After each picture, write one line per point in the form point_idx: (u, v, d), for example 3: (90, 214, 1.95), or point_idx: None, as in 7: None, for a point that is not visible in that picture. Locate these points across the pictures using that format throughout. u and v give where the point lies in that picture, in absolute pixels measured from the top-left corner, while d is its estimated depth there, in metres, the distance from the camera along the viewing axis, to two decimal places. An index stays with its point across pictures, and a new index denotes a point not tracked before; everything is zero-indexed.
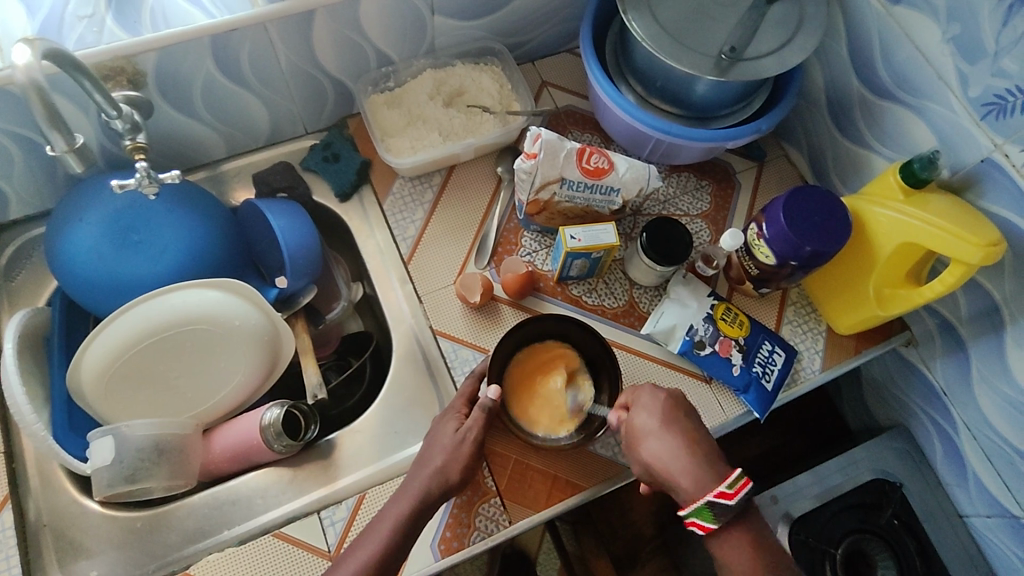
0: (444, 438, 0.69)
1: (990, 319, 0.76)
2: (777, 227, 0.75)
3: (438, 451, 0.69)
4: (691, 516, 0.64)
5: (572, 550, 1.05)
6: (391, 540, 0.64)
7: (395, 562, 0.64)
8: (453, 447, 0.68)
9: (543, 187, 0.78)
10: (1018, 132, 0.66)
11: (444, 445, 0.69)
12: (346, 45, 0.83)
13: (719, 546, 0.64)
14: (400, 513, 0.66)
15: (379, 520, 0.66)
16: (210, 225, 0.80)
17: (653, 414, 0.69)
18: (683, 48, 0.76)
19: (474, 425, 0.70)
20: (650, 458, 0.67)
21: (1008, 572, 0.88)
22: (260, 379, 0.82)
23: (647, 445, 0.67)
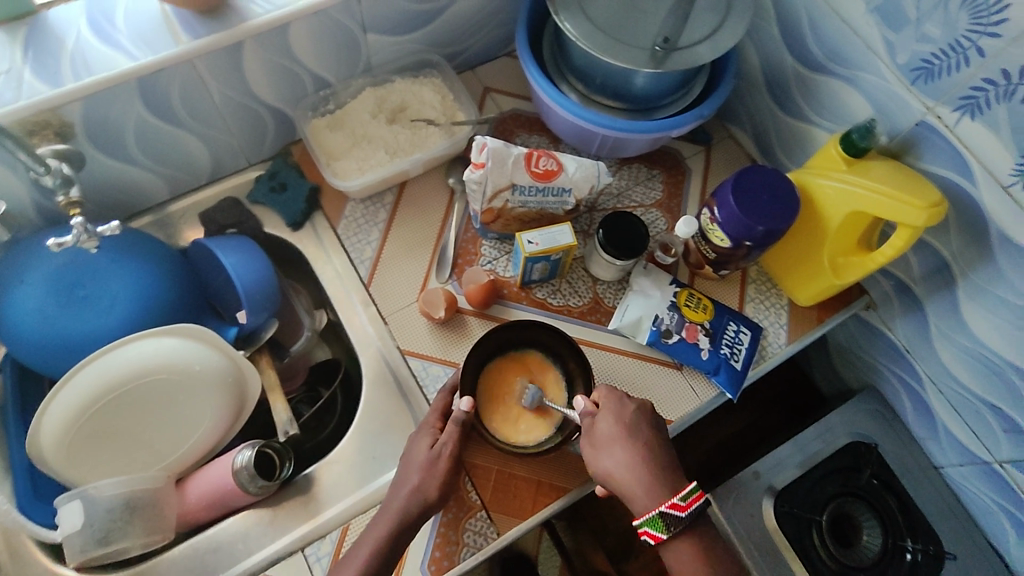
0: (420, 455, 0.69)
1: (941, 277, 0.79)
2: (728, 210, 0.76)
3: (415, 469, 0.68)
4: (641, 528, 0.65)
5: (570, 545, 1.01)
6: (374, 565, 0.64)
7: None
8: (429, 464, 0.68)
9: (495, 195, 0.78)
10: (948, 94, 0.67)
11: (421, 461, 0.68)
12: (280, 73, 0.81)
13: (666, 552, 0.65)
14: (380, 537, 0.65)
15: (359, 544, 0.66)
16: (160, 272, 0.78)
17: (613, 417, 0.70)
18: (618, 43, 0.76)
19: (449, 439, 0.69)
20: (602, 463, 0.69)
21: (986, 517, 0.90)
22: (229, 419, 0.79)
23: (601, 455, 0.69)
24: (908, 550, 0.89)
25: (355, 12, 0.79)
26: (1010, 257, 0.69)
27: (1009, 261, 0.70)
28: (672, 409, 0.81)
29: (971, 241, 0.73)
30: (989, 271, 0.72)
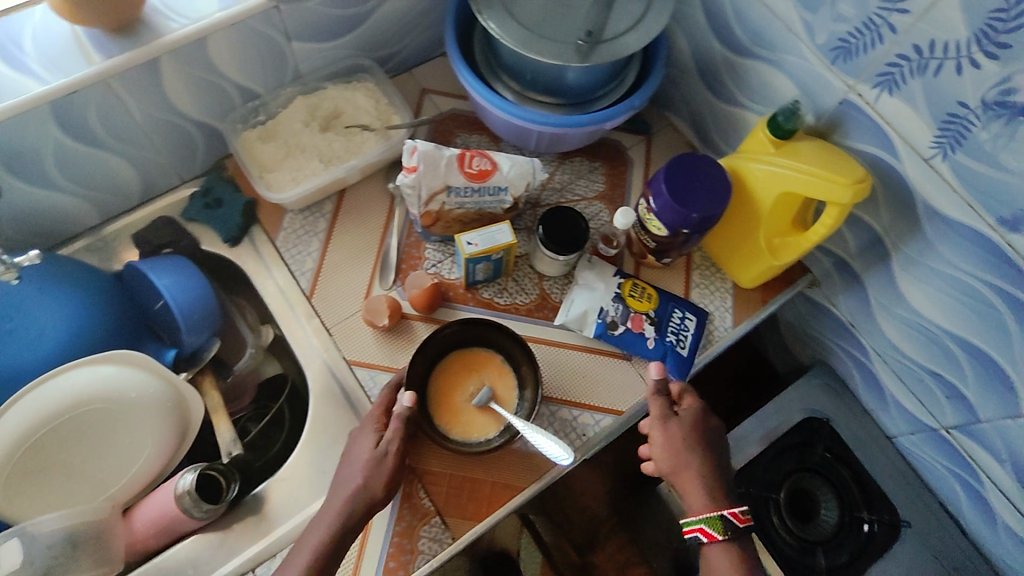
0: (361, 452, 0.68)
1: (876, 251, 0.80)
2: (662, 199, 0.76)
3: (356, 466, 0.67)
4: (698, 524, 0.69)
5: (550, 539, 1.04)
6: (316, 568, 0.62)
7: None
8: (371, 459, 0.67)
9: (431, 198, 0.77)
10: (866, 72, 0.68)
11: (362, 458, 0.67)
12: (203, 87, 0.79)
13: (711, 551, 0.69)
14: (321, 540, 0.64)
15: (300, 548, 0.64)
16: (89, 302, 0.76)
17: (691, 413, 0.73)
18: (542, 39, 0.75)
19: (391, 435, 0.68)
20: (667, 455, 0.72)
21: (937, 481, 0.93)
22: (173, 444, 0.77)
23: (671, 447, 0.72)
24: (864, 522, 0.92)
25: (276, 21, 0.77)
26: (937, 228, 0.71)
27: (936, 232, 0.71)
28: (622, 400, 0.81)
29: (899, 215, 0.74)
30: (920, 244, 0.74)
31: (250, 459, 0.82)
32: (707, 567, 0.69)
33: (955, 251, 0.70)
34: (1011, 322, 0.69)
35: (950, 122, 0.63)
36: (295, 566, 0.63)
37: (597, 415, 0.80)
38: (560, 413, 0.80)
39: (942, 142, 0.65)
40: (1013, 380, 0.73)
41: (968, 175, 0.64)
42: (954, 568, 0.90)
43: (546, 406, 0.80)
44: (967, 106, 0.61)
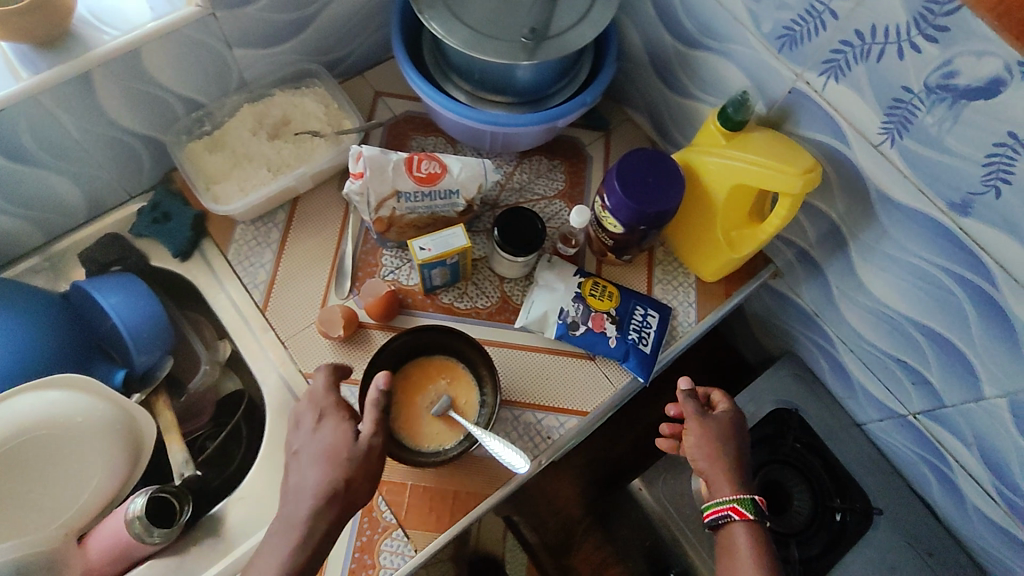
0: (314, 456, 0.62)
1: (835, 240, 0.79)
2: (616, 196, 0.75)
3: (310, 472, 0.61)
4: (729, 502, 0.68)
5: (535, 540, 1.04)
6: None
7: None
8: (326, 462, 0.61)
9: (381, 204, 0.76)
10: (812, 59, 0.67)
11: (314, 462, 0.61)
12: (142, 99, 0.77)
13: (736, 534, 0.68)
14: (283, 555, 0.58)
15: (256, 567, 0.59)
16: (34, 329, 0.74)
17: (725, 413, 0.74)
18: (487, 37, 0.74)
19: (341, 435, 0.62)
20: (701, 448, 0.72)
21: (908, 466, 0.93)
22: (126, 470, 0.75)
23: (708, 441, 0.72)
24: (837, 510, 0.92)
25: (214, 29, 0.75)
26: (891, 215, 0.70)
27: (891, 219, 0.71)
28: (586, 400, 0.80)
29: (854, 203, 0.74)
30: (875, 231, 0.73)
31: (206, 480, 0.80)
32: (729, 550, 0.68)
33: (909, 237, 0.70)
34: (968, 307, 0.69)
35: (896, 108, 0.63)
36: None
37: (562, 417, 0.79)
38: (524, 417, 0.78)
39: (889, 128, 0.64)
40: (974, 365, 0.72)
41: (917, 160, 0.64)
42: (928, 553, 0.90)
43: (510, 410, 0.79)
44: (911, 91, 0.61)
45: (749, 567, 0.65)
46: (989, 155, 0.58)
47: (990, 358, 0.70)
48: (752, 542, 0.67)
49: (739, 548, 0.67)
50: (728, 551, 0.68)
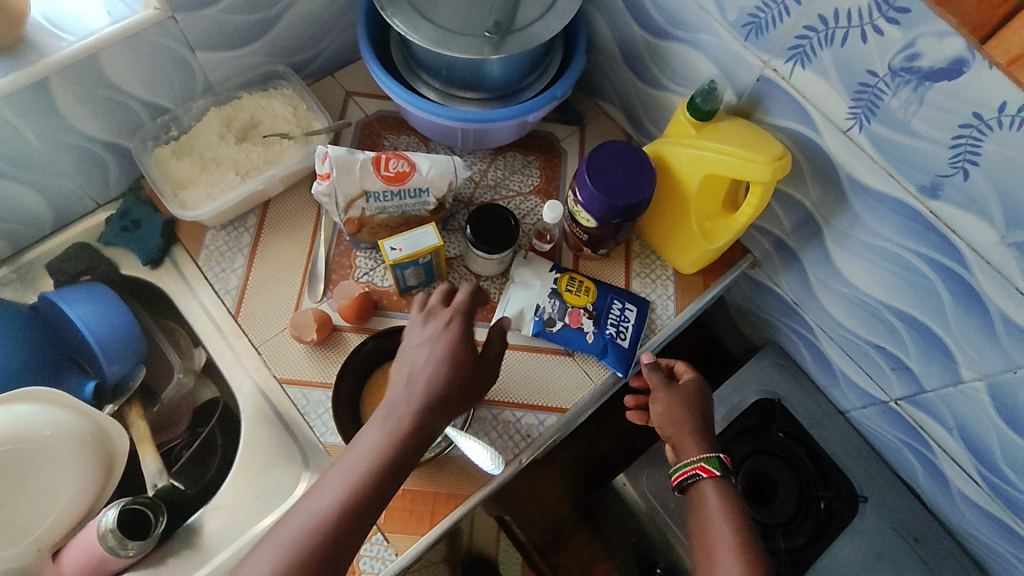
0: (438, 352, 0.62)
1: (809, 228, 0.79)
2: (587, 190, 0.74)
3: (433, 369, 0.61)
4: (697, 461, 0.70)
5: (526, 538, 1.03)
6: (377, 479, 0.56)
7: (378, 509, 0.56)
8: (453, 362, 0.62)
9: (350, 205, 0.75)
10: (779, 46, 0.67)
11: (434, 359, 0.62)
12: (105, 105, 0.76)
13: (705, 494, 0.69)
14: (396, 447, 0.57)
15: (357, 454, 0.57)
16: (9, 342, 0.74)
17: (691, 382, 0.77)
18: (453, 33, 0.73)
19: (466, 339, 0.63)
20: (668, 414, 0.74)
21: (891, 452, 0.92)
22: (98, 483, 0.74)
23: (674, 409, 0.74)
24: (821, 499, 0.92)
25: (175, 32, 0.74)
26: (863, 201, 0.70)
27: (863, 205, 0.70)
28: (566, 397, 0.79)
29: (826, 190, 0.73)
30: (848, 217, 0.73)
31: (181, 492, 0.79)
32: (700, 510, 0.68)
33: (881, 222, 0.69)
34: (942, 291, 0.68)
35: (862, 92, 0.62)
36: (352, 471, 0.56)
37: (541, 414, 0.78)
38: (503, 416, 0.78)
39: (857, 113, 0.64)
40: (951, 348, 0.72)
41: (886, 144, 0.63)
42: (915, 539, 0.90)
43: (488, 410, 0.78)
44: (876, 74, 0.60)
45: (719, 521, 0.66)
46: (955, 137, 0.58)
47: (967, 341, 0.69)
48: (721, 496, 0.68)
49: (707, 504, 0.68)
50: (697, 508, 0.69)
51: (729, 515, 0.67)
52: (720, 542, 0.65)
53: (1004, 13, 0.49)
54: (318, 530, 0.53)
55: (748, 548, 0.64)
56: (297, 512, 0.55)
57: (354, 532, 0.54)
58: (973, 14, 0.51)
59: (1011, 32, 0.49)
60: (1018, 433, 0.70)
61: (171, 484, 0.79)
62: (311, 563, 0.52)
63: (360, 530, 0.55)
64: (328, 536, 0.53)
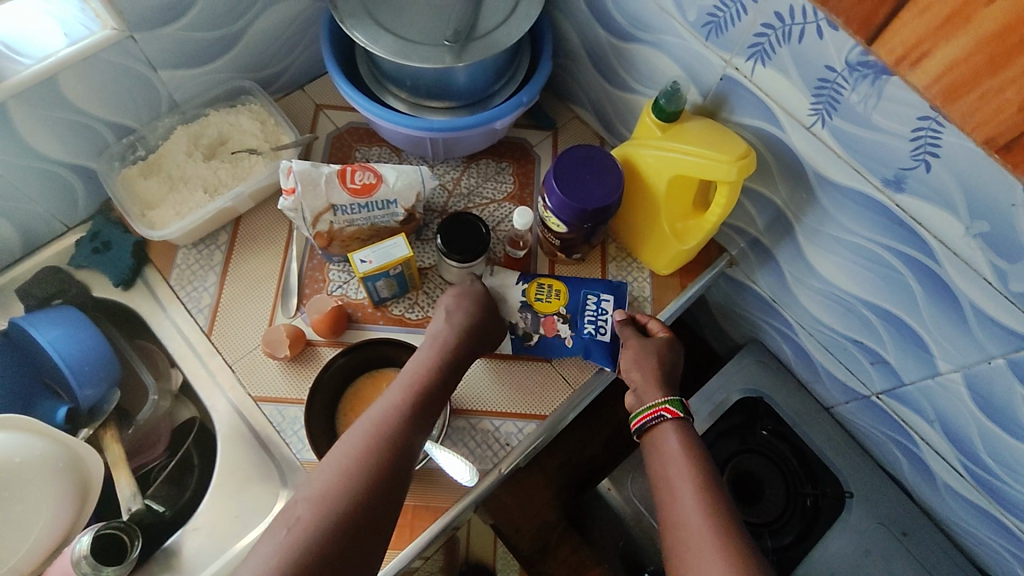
0: (462, 301, 0.74)
1: (781, 225, 0.79)
2: (556, 196, 0.74)
3: (461, 310, 0.73)
4: (662, 402, 0.68)
5: (527, 551, 1.02)
6: (422, 395, 0.64)
7: (427, 424, 0.63)
8: (479, 301, 0.74)
9: (317, 219, 0.75)
10: (738, 44, 0.67)
11: (464, 301, 0.74)
12: (69, 127, 0.76)
13: (664, 434, 0.67)
14: (434, 370, 0.67)
15: (401, 380, 0.65)
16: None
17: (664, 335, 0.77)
18: (414, 43, 0.73)
19: (484, 292, 0.75)
20: (634, 360, 0.73)
21: (875, 446, 0.92)
22: (73, 509, 0.73)
23: (641, 355, 0.73)
24: (808, 496, 0.93)
25: (134, 51, 0.74)
26: (832, 196, 0.70)
27: (831, 201, 0.70)
28: (543, 404, 0.79)
29: (795, 187, 0.73)
30: (818, 214, 0.73)
31: (157, 514, 0.78)
32: (658, 451, 0.66)
33: (850, 218, 0.69)
34: (914, 285, 0.68)
35: (823, 87, 0.62)
36: (401, 390, 0.64)
37: (520, 422, 0.78)
38: (481, 425, 0.77)
39: (818, 109, 0.64)
40: (927, 342, 0.71)
41: (848, 138, 0.63)
42: (904, 533, 0.89)
43: (466, 419, 0.77)
44: (834, 70, 0.60)
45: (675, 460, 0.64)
46: (914, 130, 0.57)
47: (941, 335, 0.69)
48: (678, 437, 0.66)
49: (665, 448, 0.66)
50: (655, 450, 0.66)
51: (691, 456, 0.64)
52: (679, 483, 0.62)
53: (884, 14, 0.53)
54: (380, 433, 0.59)
55: (709, 486, 0.62)
56: (356, 425, 0.60)
57: (412, 438, 0.61)
58: (856, 13, 0.55)
59: (892, 31, 0.53)
60: (996, 424, 0.70)
61: (145, 507, 0.78)
62: (378, 459, 0.57)
63: (416, 436, 0.61)
64: (392, 437, 0.60)
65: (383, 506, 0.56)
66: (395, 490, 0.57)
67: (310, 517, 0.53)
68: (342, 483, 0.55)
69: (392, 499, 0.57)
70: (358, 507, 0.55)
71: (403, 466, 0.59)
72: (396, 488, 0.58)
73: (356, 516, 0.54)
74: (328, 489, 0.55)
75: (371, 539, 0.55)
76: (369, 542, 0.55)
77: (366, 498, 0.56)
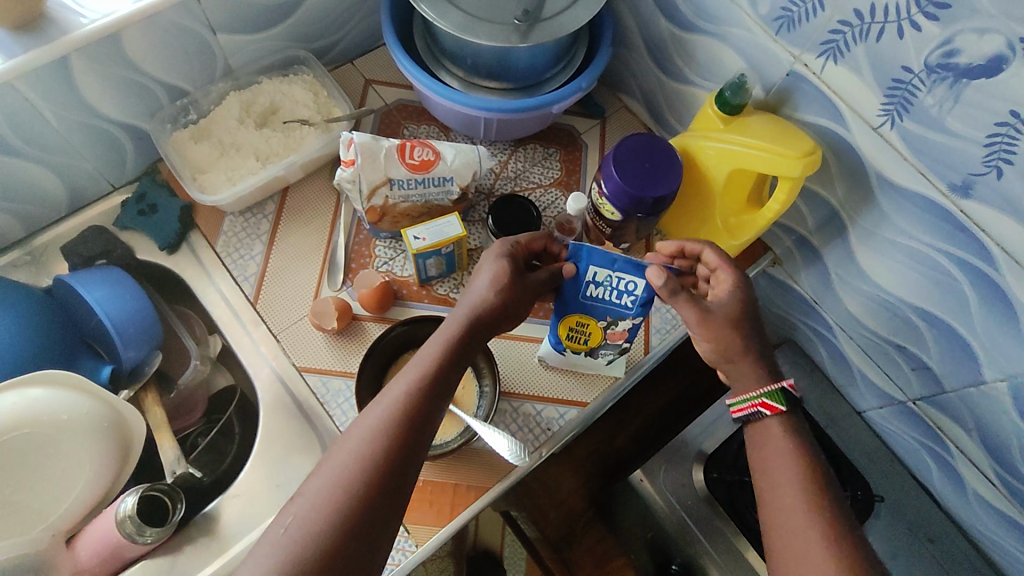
0: (484, 275, 0.65)
1: (834, 225, 0.79)
2: (612, 181, 0.74)
3: (485, 286, 0.65)
4: (760, 397, 0.62)
5: (534, 534, 1.03)
6: (425, 388, 0.57)
7: (433, 418, 0.57)
8: (504, 275, 0.65)
9: (373, 192, 0.75)
10: (810, 41, 0.67)
11: (490, 277, 0.65)
12: (126, 86, 0.75)
13: (767, 428, 0.62)
14: (442, 360, 0.60)
15: (406, 372, 0.59)
16: (31, 327, 0.73)
17: (733, 291, 0.66)
18: (481, 21, 0.73)
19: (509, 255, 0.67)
20: (714, 345, 0.65)
21: (907, 453, 0.93)
22: (116, 467, 0.73)
23: (721, 337, 0.64)
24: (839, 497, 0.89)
25: (196, 13, 0.73)
26: (891, 199, 0.70)
27: (891, 204, 0.70)
28: (585, 391, 0.79)
29: (853, 187, 0.73)
30: (875, 215, 0.73)
31: (196, 480, 0.78)
32: (759, 446, 0.62)
33: (909, 221, 0.69)
34: (969, 292, 0.68)
35: (896, 88, 0.62)
36: (403, 385, 0.58)
37: (561, 408, 0.78)
38: (523, 409, 0.78)
39: (889, 110, 0.64)
40: (975, 349, 0.72)
41: (917, 142, 0.63)
42: (930, 540, 0.90)
43: (510, 403, 0.78)
44: (911, 71, 0.60)
45: (780, 462, 0.59)
46: (990, 135, 0.57)
47: (992, 343, 0.69)
48: (794, 464, 0.59)
49: (770, 461, 0.60)
50: (768, 506, 0.58)
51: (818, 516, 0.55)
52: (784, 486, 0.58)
53: None
54: (376, 440, 0.54)
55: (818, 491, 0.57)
56: (350, 429, 0.55)
57: (417, 432, 0.55)
58: None
59: None
60: None
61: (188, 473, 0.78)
62: (373, 471, 0.52)
63: (422, 424, 0.56)
64: (395, 435, 0.54)
65: (383, 513, 0.52)
66: (394, 498, 0.52)
67: (300, 539, 0.49)
68: (338, 493, 0.51)
69: (395, 504, 0.52)
70: (354, 519, 0.50)
71: (401, 475, 0.53)
72: (397, 492, 0.53)
73: (352, 527, 0.50)
74: (321, 504, 0.50)
75: (372, 550, 0.50)
76: (371, 547, 0.50)
77: (367, 500, 0.51)
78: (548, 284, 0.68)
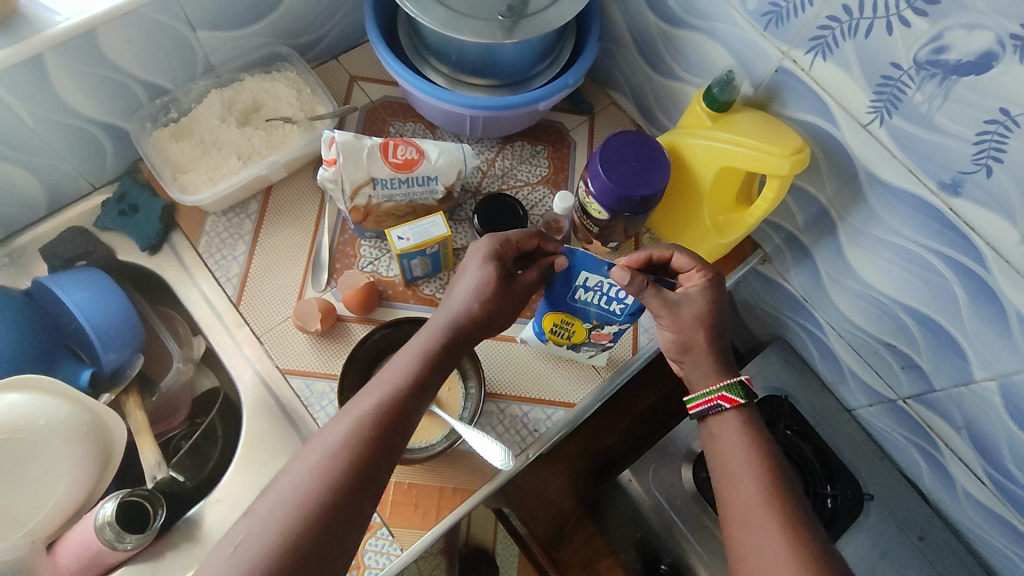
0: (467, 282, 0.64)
1: (823, 223, 0.78)
2: (600, 181, 0.73)
3: (467, 294, 0.64)
4: (720, 390, 0.63)
5: (525, 532, 1.02)
6: (398, 399, 0.57)
7: (405, 430, 0.57)
8: (487, 284, 0.64)
9: (356, 192, 0.74)
10: (799, 36, 0.66)
11: (474, 284, 0.64)
12: (102, 84, 0.73)
13: (723, 421, 0.63)
14: (417, 370, 0.59)
15: (382, 380, 0.58)
16: None
17: (702, 291, 0.65)
18: (464, 16, 0.71)
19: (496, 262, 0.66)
20: (674, 336, 0.65)
21: (896, 449, 0.93)
22: (96, 472, 0.71)
23: (681, 331, 0.65)
24: (828, 497, 0.88)
25: (176, 10, 0.72)
26: (881, 197, 0.69)
27: (880, 202, 0.69)
28: (572, 392, 0.78)
29: (842, 184, 0.72)
30: (864, 213, 0.72)
31: (179, 484, 0.77)
32: (716, 439, 0.63)
33: (899, 219, 0.68)
34: (958, 291, 0.67)
35: (885, 85, 0.61)
36: (376, 393, 0.57)
37: (548, 409, 0.77)
38: (510, 410, 0.77)
39: (878, 107, 0.63)
40: (964, 349, 0.71)
41: (907, 139, 0.62)
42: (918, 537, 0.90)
43: (497, 404, 0.77)
44: (900, 67, 0.59)
45: (735, 453, 0.61)
46: (980, 133, 0.56)
47: (982, 342, 0.68)
48: (750, 456, 0.60)
49: (728, 454, 0.61)
50: (731, 512, 0.59)
51: (780, 539, 0.55)
52: (742, 477, 0.59)
53: None
54: (343, 449, 0.53)
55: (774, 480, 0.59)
56: (318, 436, 0.54)
57: (386, 444, 0.55)
58: None
59: None
60: None
61: (170, 477, 0.78)
62: (336, 482, 0.51)
63: (393, 436, 0.55)
64: (362, 447, 0.53)
65: (344, 527, 0.51)
66: (357, 512, 0.52)
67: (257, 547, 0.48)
68: (300, 504, 0.50)
69: (358, 514, 0.52)
70: (313, 530, 0.49)
71: (365, 488, 0.52)
72: (360, 505, 0.52)
73: (310, 539, 0.49)
74: (281, 512, 0.49)
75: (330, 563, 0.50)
76: (328, 560, 0.49)
77: (329, 510, 0.50)
78: (532, 290, 0.67)
